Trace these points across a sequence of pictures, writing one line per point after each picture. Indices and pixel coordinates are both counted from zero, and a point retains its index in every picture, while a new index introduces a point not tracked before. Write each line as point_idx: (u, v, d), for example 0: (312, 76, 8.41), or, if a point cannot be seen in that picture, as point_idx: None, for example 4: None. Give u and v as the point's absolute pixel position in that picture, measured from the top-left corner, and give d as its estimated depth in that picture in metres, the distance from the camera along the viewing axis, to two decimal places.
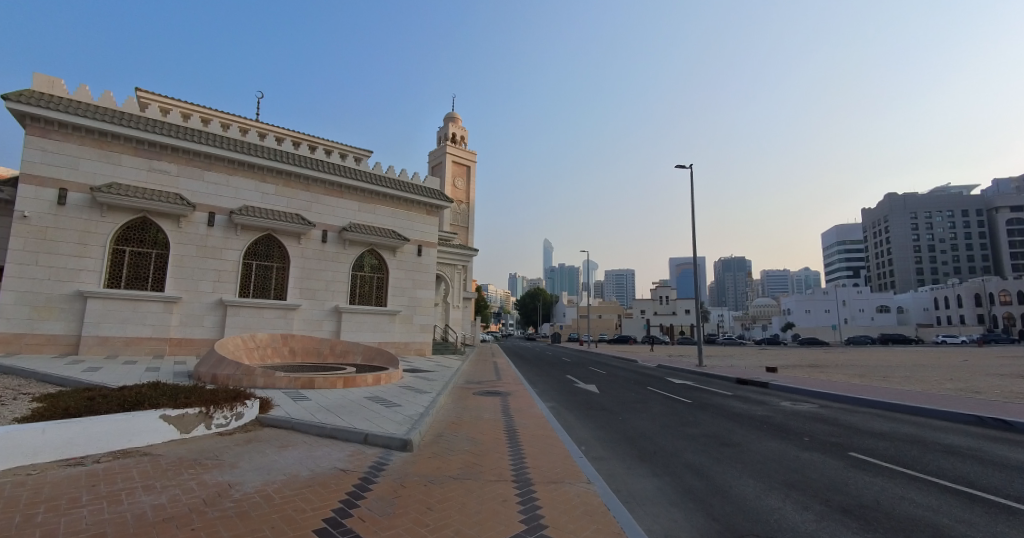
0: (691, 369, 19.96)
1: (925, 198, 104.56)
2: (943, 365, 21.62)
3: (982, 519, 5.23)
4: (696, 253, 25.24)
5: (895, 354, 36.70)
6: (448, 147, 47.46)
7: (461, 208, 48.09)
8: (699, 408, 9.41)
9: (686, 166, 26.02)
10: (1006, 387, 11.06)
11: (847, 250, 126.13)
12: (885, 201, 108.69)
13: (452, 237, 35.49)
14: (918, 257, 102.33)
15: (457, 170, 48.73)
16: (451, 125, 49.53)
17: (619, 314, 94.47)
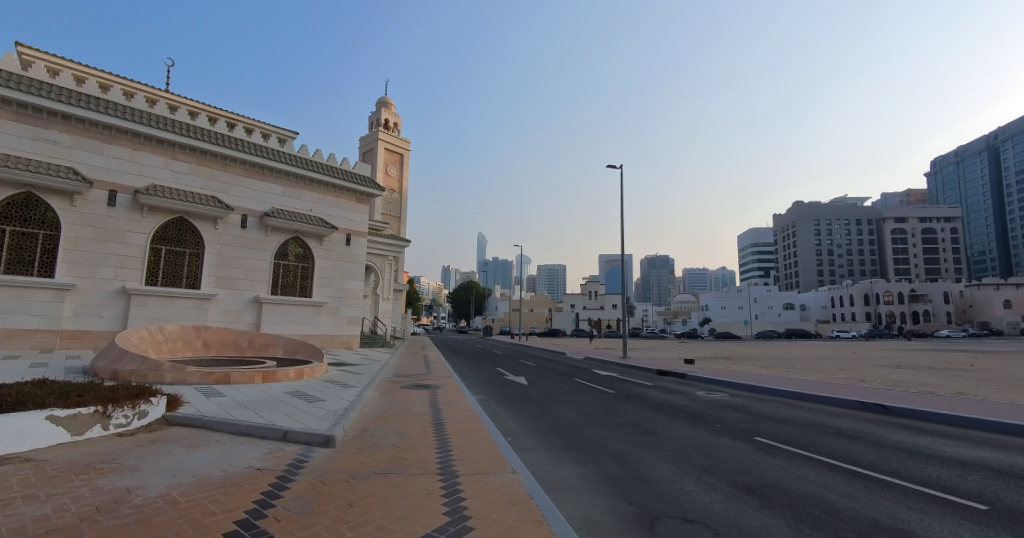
0: (616, 361, 20.74)
1: (827, 208, 114.85)
2: (837, 357, 23.78)
3: (861, 492, 5.88)
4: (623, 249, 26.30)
5: (797, 347, 40.28)
6: (380, 133, 46.11)
7: (394, 197, 47.04)
8: (623, 398, 9.76)
9: (617, 167, 28.12)
10: (886, 376, 12.44)
11: (759, 252, 136.71)
12: (793, 209, 118.30)
13: (384, 226, 34.64)
14: (819, 261, 112.89)
15: (390, 158, 47.56)
16: (383, 110, 48.08)
17: (550, 308, 96.49)
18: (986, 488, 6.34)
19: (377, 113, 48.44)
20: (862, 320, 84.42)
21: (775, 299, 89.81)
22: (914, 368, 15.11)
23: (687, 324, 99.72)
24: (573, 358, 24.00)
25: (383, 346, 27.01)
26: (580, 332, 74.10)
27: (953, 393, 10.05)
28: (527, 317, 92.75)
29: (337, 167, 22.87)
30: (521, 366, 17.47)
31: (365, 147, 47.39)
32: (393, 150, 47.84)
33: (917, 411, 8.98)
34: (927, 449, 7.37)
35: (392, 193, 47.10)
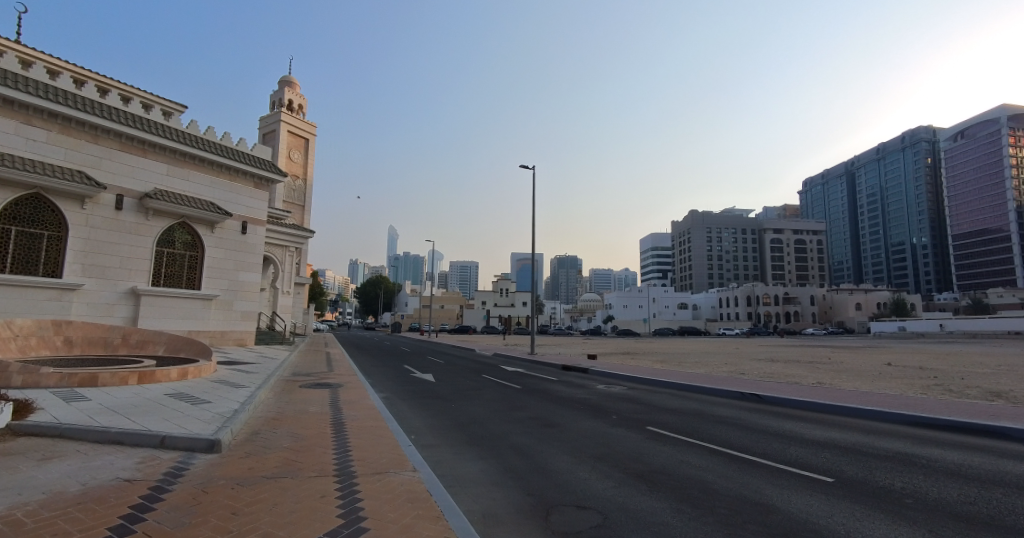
0: (524, 357, 21.24)
1: (719, 218, 126.18)
2: (719, 351, 26.27)
3: (735, 473, 6.50)
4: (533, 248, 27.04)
5: (687, 344, 43.95)
6: (284, 114, 43.40)
7: (298, 184, 44.68)
8: (527, 393, 9.96)
9: (530, 167, 28.07)
10: (759, 369, 13.93)
11: (659, 256, 146.83)
12: (689, 217, 128.41)
13: (285, 215, 32.69)
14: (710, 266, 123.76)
15: (294, 142, 45.03)
16: (287, 89, 45.29)
17: (461, 304, 96.28)
18: (833, 463, 7.31)
19: (279, 93, 45.55)
20: (744, 318, 93.87)
21: (671, 299, 98.26)
22: (781, 361, 17.07)
23: (592, 321, 104.38)
24: (481, 355, 24.22)
25: (281, 344, 25.38)
26: (490, 328, 74.94)
27: (815, 383, 11.44)
28: (438, 313, 91.93)
29: (233, 147, 21.09)
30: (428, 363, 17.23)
31: (266, 128, 44.33)
32: (297, 134, 45.36)
33: (783, 399, 10.13)
34: (789, 431, 8.36)
35: (296, 179, 44.71)
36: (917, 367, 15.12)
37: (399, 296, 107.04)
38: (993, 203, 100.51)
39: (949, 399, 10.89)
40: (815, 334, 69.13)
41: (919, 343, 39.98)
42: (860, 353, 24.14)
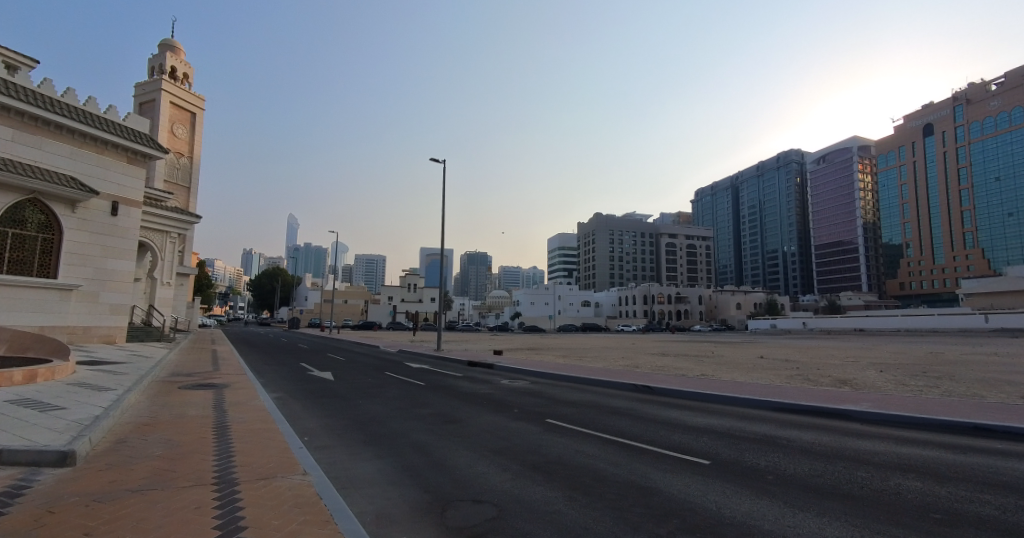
0: (430, 353, 21.01)
1: (621, 221, 134.05)
2: (615, 347, 27.86)
3: (625, 461, 6.93)
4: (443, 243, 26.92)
5: (588, 339, 46.04)
6: (166, 84, 39.22)
7: (182, 163, 40.56)
8: (431, 390, 9.84)
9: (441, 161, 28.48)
10: (650, 363, 14.97)
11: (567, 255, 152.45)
12: (594, 219, 134.91)
13: (167, 197, 29.60)
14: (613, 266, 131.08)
15: (178, 115, 40.81)
16: (169, 56, 40.92)
17: (365, 300, 92.86)
18: (710, 447, 8.06)
19: (159, 59, 40.97)
20: (640, 316, 101.32)
21: (575, 297, 101.94)
22: (670, 355, 18.50)
23: (499, 318, 105.99)
24: (384, 352, 23.65)
25: (159, 341, 22.92)
26: (396, 324, 73.24)
27: (699, 374, 12.55)
28: (339, 309, 87.72)
29: (99, 115, 18.63)
30: (328, 361, 16.49)
31: (143, 97, 39.62)
32: (183, 107, 41.22)
33: (671, 390, 10.97)
34: (674, 420, 9.06)
35: (180, 157, 40.57)
36: (777, 359, 17.24)
37: (298, 290, 100.82)
38: (846, 219, 117.64)
39: (806, 386, 12.48)
40: (701, 331, 76.35)
41: (779, 338, 45.47)
42: (732, 347, 27.02)
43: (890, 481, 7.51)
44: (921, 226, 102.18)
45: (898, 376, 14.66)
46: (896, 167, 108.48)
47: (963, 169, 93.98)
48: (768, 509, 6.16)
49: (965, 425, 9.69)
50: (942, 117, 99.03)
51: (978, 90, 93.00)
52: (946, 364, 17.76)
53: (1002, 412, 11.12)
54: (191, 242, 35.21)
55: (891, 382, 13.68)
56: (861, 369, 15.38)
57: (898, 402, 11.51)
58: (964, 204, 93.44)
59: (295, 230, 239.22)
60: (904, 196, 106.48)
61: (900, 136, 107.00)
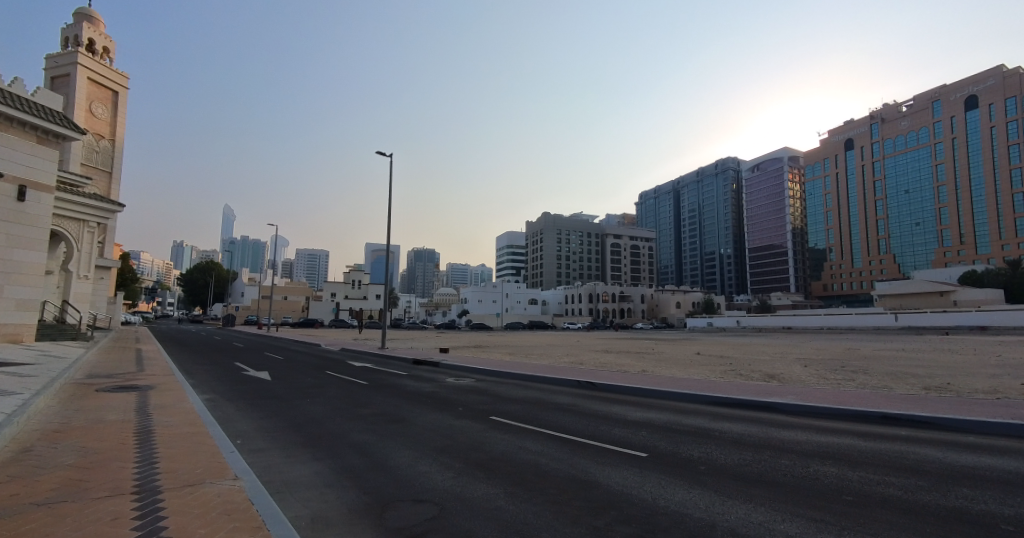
0: (374, 351, 20.60)
1: (568, 221, 136.71)
2: (559, 344, 28.43)
3: (567, 456, 7.11)
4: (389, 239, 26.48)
5: (533, 336, 46.72)
6: (83, 57, 36.08)
7: (102, 145, 37.52)
8: (374, 389, 9.66)
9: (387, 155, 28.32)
10: (594, 359, 15.39)
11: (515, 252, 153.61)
12: (542, 218, 136.79)
13: (85, 184, 27.38)
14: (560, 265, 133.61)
15: (97, 93, 37.62)
16: (86, 28, 37.65)
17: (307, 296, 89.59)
18: (647, 440, 8.39)
19: (74, 29, 37.56)
20: (585, 313, 103.84)
21: (522, 295, 103.86)
22: (613, 352, 19.08)
23: (447, 315, 105.05)
24: (326, 350, 22.91)
25: (73, 340, 21.16)
26: (339, 322, 71.13)
27: (640, 370, 13.04)
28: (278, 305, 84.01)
29: (3, 89, 16.89)
30: (265, 360, 15.82)
31: (56, 71, 36.24)
32: (103, 84, 38.02)
33: (612, 386, 11.33)
34: (615, 415, 9.35)
35: (99, 139, 37.53)
36: (713, 355, 18.14)
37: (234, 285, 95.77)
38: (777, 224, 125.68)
39: (738, 381, 13.25)
40: (642, 328, 79.25)
41: (713, 336, 47.80)
42: (671, 344, 28.15)
43: (810, 467, 8.11)
44: (843, 232, 110.30)
45: (820, 370, 15.83)
46: (822, 178, 115.87)
47: (879, 182, 103.50)
48: (700, 498, 6.51)
49: (875, 415, 10.64)
50: (861, 132, 108.62)
51: (891, 111, 103.46)
52: (860, 359, 19.36)
53: (906, 402, 12.29)
54: (113, 232, 32.72)
55: (815, 376, 14.74)
56: (787, 364, 16.51)
57: (818, 395, 12.46)
58: (879, 213, 102.76)
59: (231, 222, 226.89)
60: (829, 205, 114.10)
61: (824, 149, 115.66)
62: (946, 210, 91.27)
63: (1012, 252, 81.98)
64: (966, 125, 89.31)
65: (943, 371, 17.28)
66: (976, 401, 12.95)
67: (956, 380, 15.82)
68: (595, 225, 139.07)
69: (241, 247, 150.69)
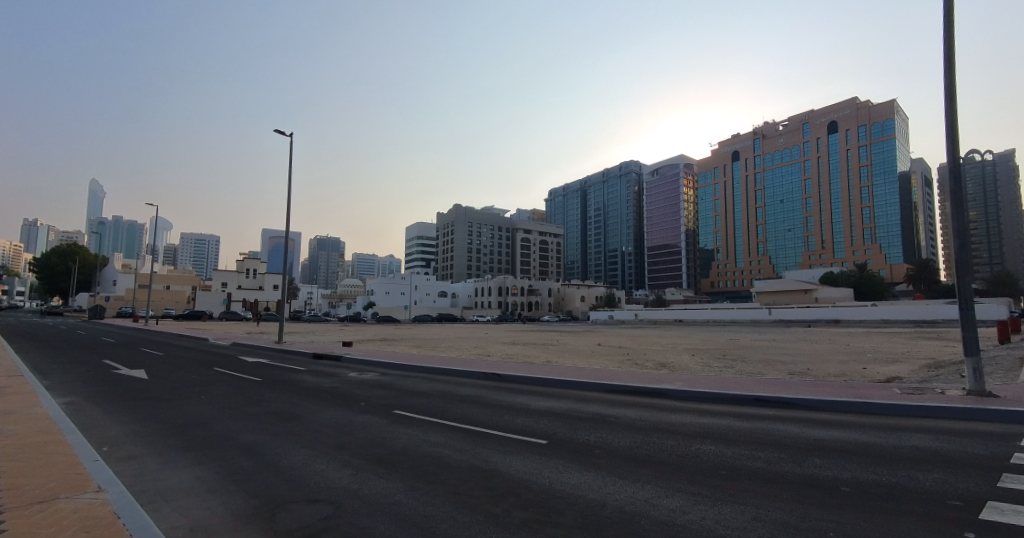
0: (270, 346, 19.38)
1: (480, 214, 137.66)
2: (467, 337, 28.58)
3: (471, 446, 7.29)
4: (288, 227, 24.93)
5: (439, 330, 46.47)
6: None
7: None
8: (267, 386, 9.15)
9: (287, 135, 25.35)
10: (501, 351, 15.75)
11: (425, 244, 151.39)
12: (453, 210, 136.31)
13: None
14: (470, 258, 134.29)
15: None
16: None
17: (195, 285, 81.91)
18: (548, 427, 8.82)
19: None
20: (494, 306, 104.88)
21: (432, 287, 103.07)
22: (521, 344, 19.67)
23: (351, 307, 100.72)
24: (214, 345, 21.17)
25: None
26: (230, 315, 65.79)
27: (544, 361, 13.58)
28: (159, 295, 75.36)
29: None
30: (140, 358, 14.30)
31: None
32: None
33: (518, 376, 11.69)
34: (518, 404, 9.67)
35: None
36: (612, 346, 19.36)
37: (103, 273, 84.99)
38: (671, 225, 136.07)
39: (633, 370, 14.29)
40: (549, 321, 82.09)
41: (613, 328, 50.98)
42: (575, 336, 29.61)
43: (692, 446, 9.03)
44: (729, 234, 121.80)
45: (705, 359, 17.57)
46: (712, 185, 127.48)
47: (758, 192, 115.72)
48: (595, 480, 6.99)
49: (748, 397, 12.06)
50: (745, 146, 120.51)
51: (771, 128, 115.69)
52: (737, 348, 21.72)
53: (773, 386, 14.04)
54: None
55: (699, 364, 16.33)
56: (678, 354, 18.12)
57: (701, 380, 13.81)
58: (759, 219, 115.07)
59: (100, 199, 199.62)
60: (718, 209, 125.54)
61: (714, 159, 126.35)
62: (812, 219, 105.06)
63: (860, 257, 97.52)
64: (828, 147, 103.50)
65: (802, 359, 19.98)
66: (826, 383, 15.15)
67: (812, 366, 18.39)
68: (506, 219, 141.73)
69: (113, 228, 132.00)
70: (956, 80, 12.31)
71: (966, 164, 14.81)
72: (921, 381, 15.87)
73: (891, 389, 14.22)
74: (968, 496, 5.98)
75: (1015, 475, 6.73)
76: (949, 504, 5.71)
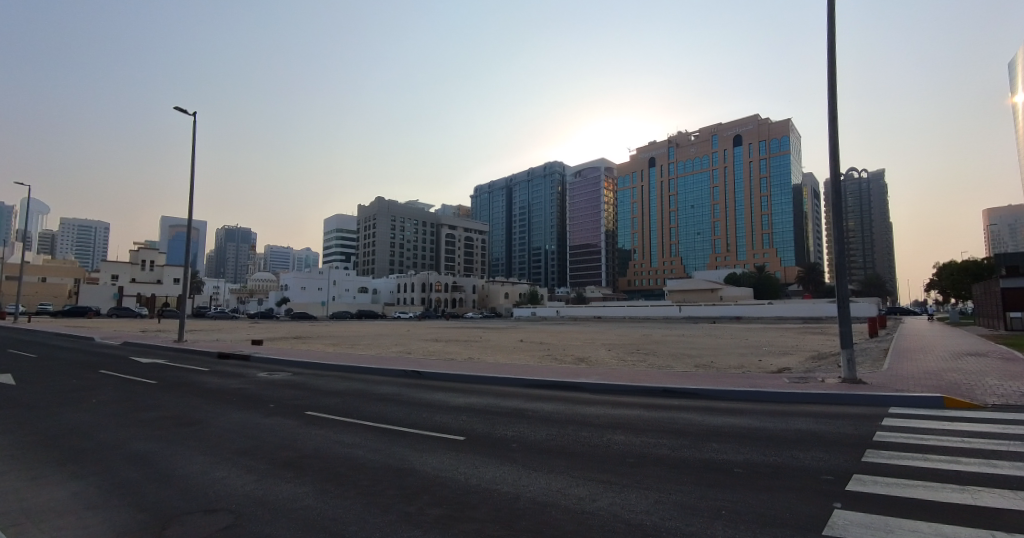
0: (170, 344, 17.87)
1: (403, 208, 134.84)
2: (387, 334, 28.04)
3: (386, 445, 7.25)
4: (191, 215, 22.97)
5: (356, 329, 45.14)
6: None
7: None
8: (162, 389, 8.50)
9: (189, 112, 23.14)
10: (423, 348, 15.71)
11: (344, 237, 145.52)
12: (375, 203, 132.22)
13: None
14: (393, 253, 131.26)
15: None
16: None
17: (76, 278, 73.85)
18: (466, 424, 8.95)
19: None
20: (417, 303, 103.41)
21: (351, 283, 101.05)
22: (445, 340, 19.72)
23: (263, 304, 95.20)
24: (98, 345, 19.09)
25: None
26: (119, 312, 59.51)
27: (466, 358, 13.70)
28: (32, 290, 66.64)
29: None
30: (5, 359, 12.66)
31: None
32: None
33: (437, 373, 11.72)
34: (436, 402, 9.71)
35: None
36: (534, 342, 19.93)
37: None
38: (593, 225, 141.46)
39: (553, 365, 14.82)
40: (472, 317, 82.49)
41: (535, 324, 52.23)
42: (496, 333, 30.08)
43: (604, 437, 9.58)
44: (646, 235, 128.80)
45: (621, 353, 18.67)
46: (631, 189, 134.03)
47: (671, 197, 123.56)
48: (510, 474, 7.22)
49: (656, 389, 12.97)
50: (661, 153, 127.81)
51: (684, 138, 123.52)
52: (650, 343, 23.21)
53: (679, 377, 15.19)
54: None
55: (615, 358, 17.32)
56: (595, 348, 19.07)
57: (615, 374, 14.60)
58: (672, 223, 122.68)
59: None
60: (635, 212, 132.15)
61: (634, 164, 132.39)
62: (718, 224, 113.83)
63: (759, 259, 106.95)
64: (733, 158, 112.42)
65: (705, 352, 21.83)
66: (727, 374, 16.57)
67: (715, 358, 20.17)
68: (430, 215, 140.13)
69: None
70: (837, 103, 13.88)
71: (845, 179, 16.78)
72: (806, 371, 17.88)
73: (780, 378, 16.00)
74: (836, 470, 6.88)
75: (874, 451, 7.85)
76: (822, 479, 6.55)
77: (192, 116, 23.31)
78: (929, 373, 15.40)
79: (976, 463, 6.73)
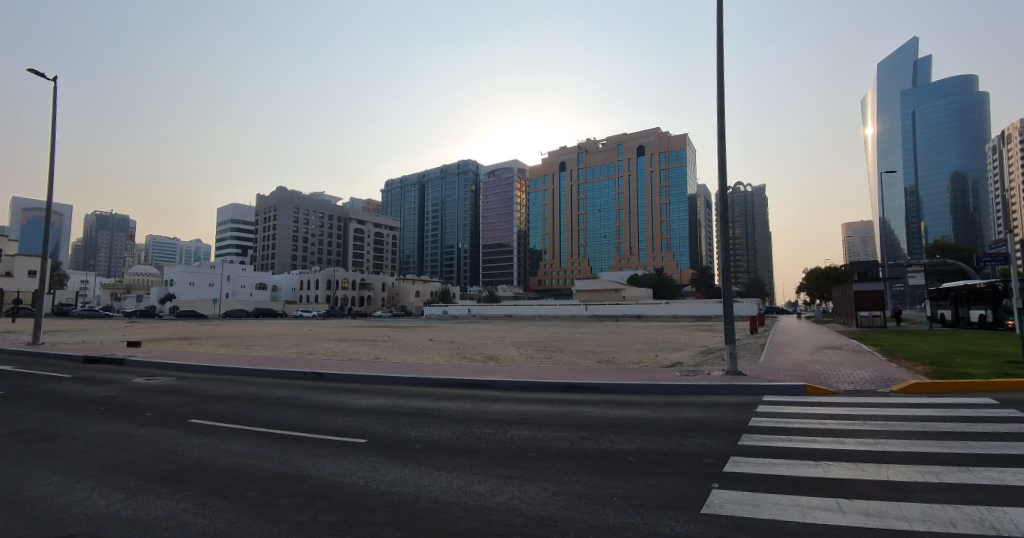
0: (22, 347, 15.59)
1: (307, 199, 127.86)
2: (286, 334, 26.51)
3: (281, 452, 6.98)
4: (50, 201, 20.16)
5: (249, 330, 42.12)
6: None
7: None
8: (9, 400, 7.47)
9: (48, 79, 21.46)
10: (327, 348, 15.10)
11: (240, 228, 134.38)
12: (275, 192, 123.90)
13: None
14: (296, 246, 123.84)
15: None
16: None
17: None
18: (369, 426, 8.82)
19: None
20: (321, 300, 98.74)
21: (248, 279, 93.32)
22: (351, 340, 19.04)
23: (141, 301, 85.60)
24: None
25: None
26: None
27: (373, 358, 13.43)
28: None
29: None
30: None
31: None
32: None
33: (340, 374, 11.40)
34: (339, 404, 9.49)
35: None
36: (443, 341, 20.00)
37: None
38: (507, 225, 143.61)
39: (462, 363, 14.98)
40: (381, 316, 80.26)
41: (446, 324, 52.16)
42: (405, 332, 29.67)
43: (507, 433, 9.92)
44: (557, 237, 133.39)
45: (529, 351, 19.33)
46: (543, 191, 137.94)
47: (580, 200, 129.05)
48: (413, 474, 7.27)
49: (562, 385, 13.61)
50: (571, 158, 133.45)
51: (592, 145, 129.83)
52: (558, 341, 24.21)
53: (582, 373, 16.07)
54: None
55: (523, 355, 17.95)
56: (504, 346, 19.55)
57: (523, 371, 15.10)
58: (581, 225, 128.18)
59: None
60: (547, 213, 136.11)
61: (546, 166, 136.57)
62: (623, 228, 120.80)
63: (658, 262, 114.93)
64: (637, 166, 119.99)
65: (608, 349, 23.24)
66: (626, 369, 17.86)
67: (615, 354, 21.60)
68: (337, 208, 134.32)
69: None
70: (725, 124, 15.48)
71: (730, 193, 18.71)
72: (695, 365, 19.72)
73: (673, 372, 17.55)
74: (716, 454, 7.76)
75: (748, 435, 8.95)
76: (704, 462, 7.37)
77: (50, 82, 21.54)
78: (796, 364, 17.68)
79: (827, 441, 7.95)
